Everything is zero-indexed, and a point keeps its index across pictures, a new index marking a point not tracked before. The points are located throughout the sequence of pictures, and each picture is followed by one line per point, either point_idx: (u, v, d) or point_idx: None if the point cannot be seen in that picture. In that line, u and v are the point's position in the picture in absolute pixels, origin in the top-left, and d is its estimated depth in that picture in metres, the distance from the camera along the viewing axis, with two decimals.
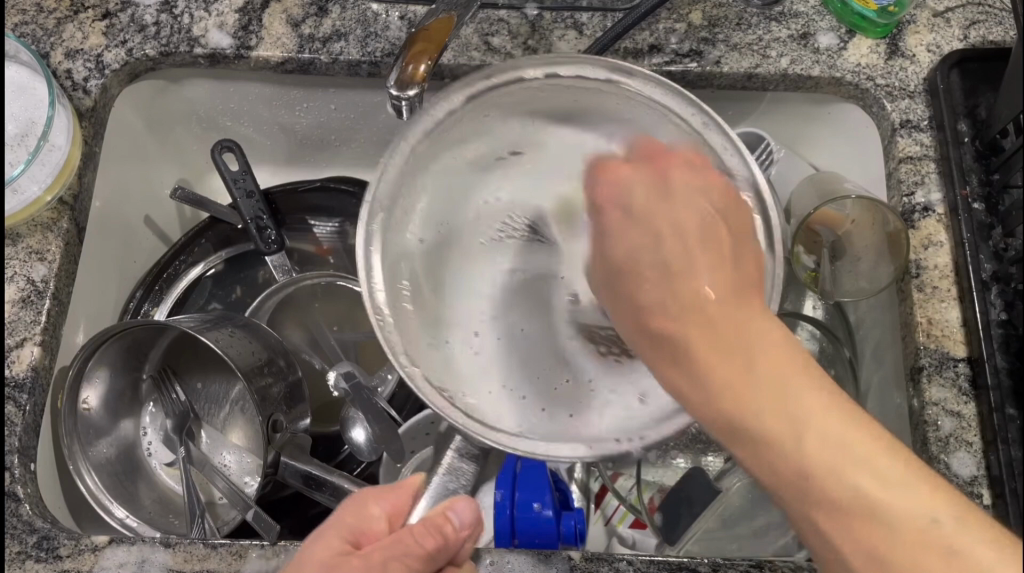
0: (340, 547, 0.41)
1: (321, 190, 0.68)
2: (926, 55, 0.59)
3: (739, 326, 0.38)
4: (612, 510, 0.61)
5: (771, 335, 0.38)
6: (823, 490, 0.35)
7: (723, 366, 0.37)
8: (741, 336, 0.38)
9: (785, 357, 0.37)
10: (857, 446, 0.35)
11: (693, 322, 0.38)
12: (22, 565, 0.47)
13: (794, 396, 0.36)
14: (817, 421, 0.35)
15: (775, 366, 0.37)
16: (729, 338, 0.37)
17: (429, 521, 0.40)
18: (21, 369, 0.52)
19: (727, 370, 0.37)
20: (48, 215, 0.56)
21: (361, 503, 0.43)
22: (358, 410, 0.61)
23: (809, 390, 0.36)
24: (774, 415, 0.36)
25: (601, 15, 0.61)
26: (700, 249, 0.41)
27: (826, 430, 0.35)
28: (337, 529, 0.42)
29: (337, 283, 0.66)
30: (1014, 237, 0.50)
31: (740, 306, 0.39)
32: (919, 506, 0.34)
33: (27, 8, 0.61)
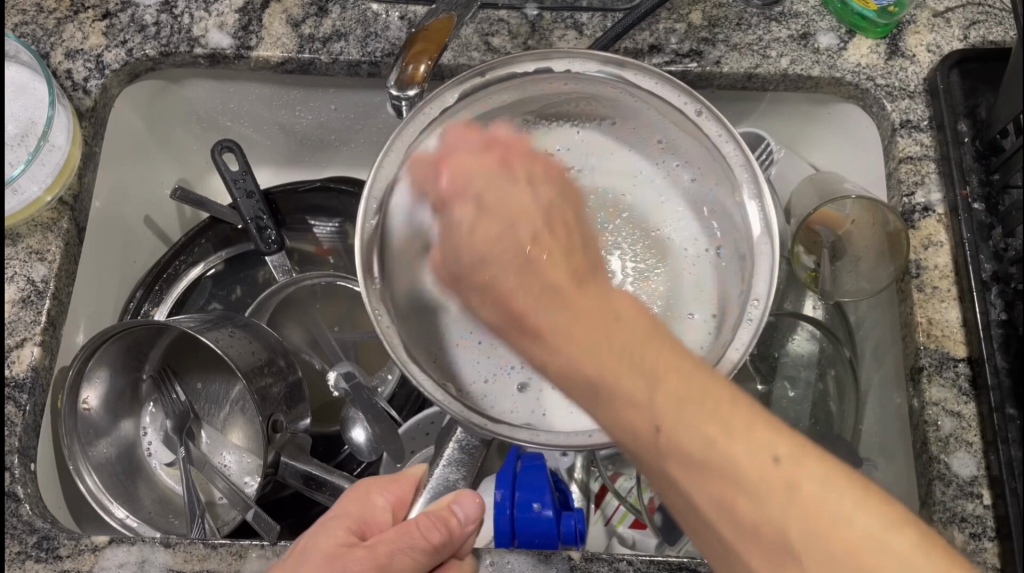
0: (347, 536, 0.42)
1: (321, 190, 0.68)
2: (926, 55, 0.59)
3: (607, 372, 0.36)
4: (611, 510, 0.60)
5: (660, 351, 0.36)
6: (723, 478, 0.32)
7: (621, 367, 0.35)
8: (647, 374, 0.35)
9: (685, 380, 0.35)
10: (746, 442, 0.32)
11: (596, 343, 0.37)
12: (22, 566, 0.47)
13: (699, 427, 0.33)
14: (707, 442, 0.33)
15: (649, 360, 0.35)
16: (605, 351, 0.36)
17: (435, 515, 0.43)
18: (21, 369, 0.52)
19: (619, 384, 0.35)
20: (48, 214, 0.56)
21: (366, 494, 0.45)
22: (357, 410, 0.61)
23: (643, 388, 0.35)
24: (664, 396, 0.34)
25: (601, 15, 0.61)
26: (561, 308, 0.38)
27: (686, 424, 0.33)
28: (342, 520, 0.43)
29: (337, 283, 0.66)
30: (1014, 237, 0.50)
31: (581, 290, 0.39)
32: (863, 516, 0.30)
33: (27, 8, 0.61)
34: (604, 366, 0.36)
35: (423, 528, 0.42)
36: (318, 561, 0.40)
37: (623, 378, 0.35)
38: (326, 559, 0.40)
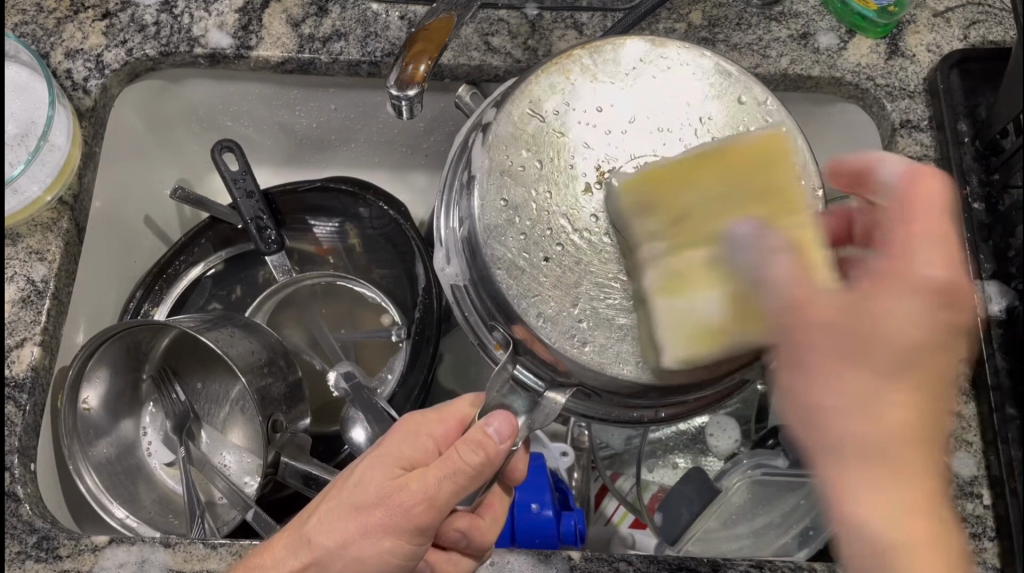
0: (396, 472, 0.41)
1: (321, 190, 0.68)
2: (926, 55, 0.59)
3: (837, 328, 0.37)
4: (611, 510, 0.61)
5: (896, 397, 0.36)
6: (923, 489, 0.35)
7: (861, 378, 0.36)
8: (897, 474, 0.35)
9: (865, 406, 0.36)
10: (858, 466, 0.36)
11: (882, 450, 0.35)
12: (21, 566, 0.47)
13: (882, 405, 0.36)
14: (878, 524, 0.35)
15: (910, 402, 0.36)
16: (861, 338, 0.36)
17: (471, 439, 0.39)
18: (21, 369, 0.52)
19: (860, 370, 0.36)
20: (48, 214, 0.56)
21: (411, 433, 0.43)
22: (357, 410, 0.60)
23: (860, 408, 0.36)
24: (863, 413, 0.36)
25: (601, 15, 0.61)
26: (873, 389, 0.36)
27: (904, 483, 0.35)
28: (384, 458, 0.42)
29: (337, 283, 0.67)
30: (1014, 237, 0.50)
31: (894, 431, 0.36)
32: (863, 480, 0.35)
33: (27, 8, 0.61)
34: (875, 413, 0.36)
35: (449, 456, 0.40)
36: (365, 522, 0.40)
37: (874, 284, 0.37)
38: (377, 503, 0.40)
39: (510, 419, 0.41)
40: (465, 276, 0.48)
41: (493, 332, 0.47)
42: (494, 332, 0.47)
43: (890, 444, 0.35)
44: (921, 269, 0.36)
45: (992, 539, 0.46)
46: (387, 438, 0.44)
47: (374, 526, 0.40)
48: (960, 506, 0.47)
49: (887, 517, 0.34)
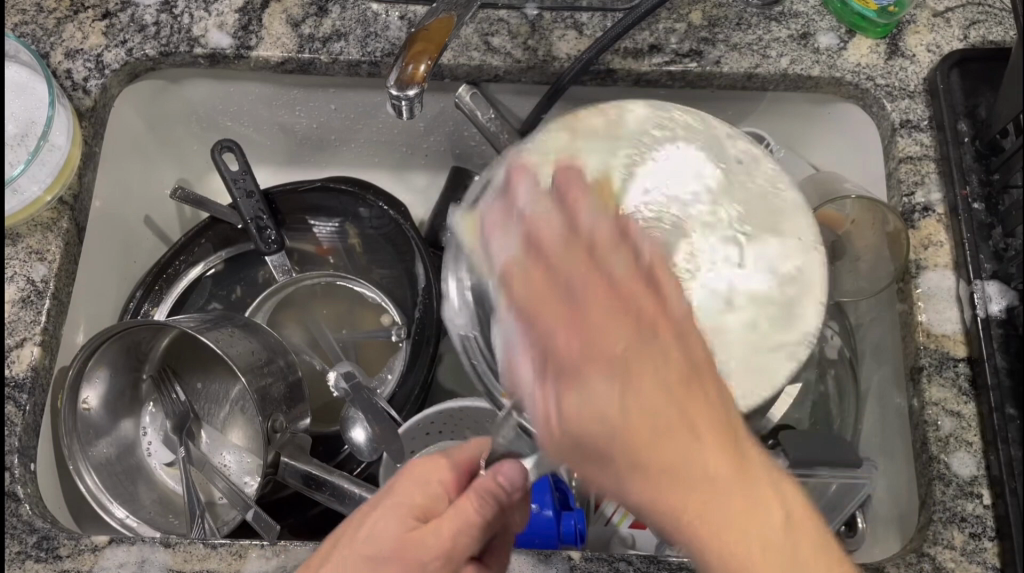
0: (410, 521, 0.40)
1: (321, 189, 0.68)
2: (926, 55, 0.59)
3: (643, 397, 0.31)
4: (611, 510, 0.59)
5: (706, 452, 0.31)
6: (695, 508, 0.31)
7: (654, 393, 0.32)
8: (702, 489, 0.31)
9: (701, 479, 0.31)
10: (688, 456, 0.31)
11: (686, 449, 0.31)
12: (21, 566, 0.47)
13: (688, 459, 0.31)
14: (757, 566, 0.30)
15: (719, 446, 0.31)
16: (630, 426, 0.31)
17: (484, 489, 0.40)
18: (21, 369, 0.52)
19: (635, 456, 0.31)
20: (48, 214, 0.56)
21: (423, 478, 0.42)
22: (357, 410, 0.60)
23: (692, 453, 0.31)
24: (644, 472, 0.31)
25: (601, 15, 0.61)
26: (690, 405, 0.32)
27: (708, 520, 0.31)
28: (396, 504, 0.41)
29: (337, 283, 0.67)
30: (1014, 237, 0.50)
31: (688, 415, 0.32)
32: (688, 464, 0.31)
33: (27, 8, 0.61)
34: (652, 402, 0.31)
35: (465, 505, 0.40)
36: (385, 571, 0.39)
37: (645, 336, 0.33)
38: (396, 554, 0.39)
39: (520, 469, 0.42)
40: (474, 328, 0.47)
41: (504, 385, 0.45)
42: (505, 386, 0.45)
43: (748, 490, 0.31)
44: (608, 264, 0.34)
45: (992, 539, 0.46)
46: (395, 484, 0.43)
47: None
48: (960, 506, 0.47)
49: (717, 551, 0.31)
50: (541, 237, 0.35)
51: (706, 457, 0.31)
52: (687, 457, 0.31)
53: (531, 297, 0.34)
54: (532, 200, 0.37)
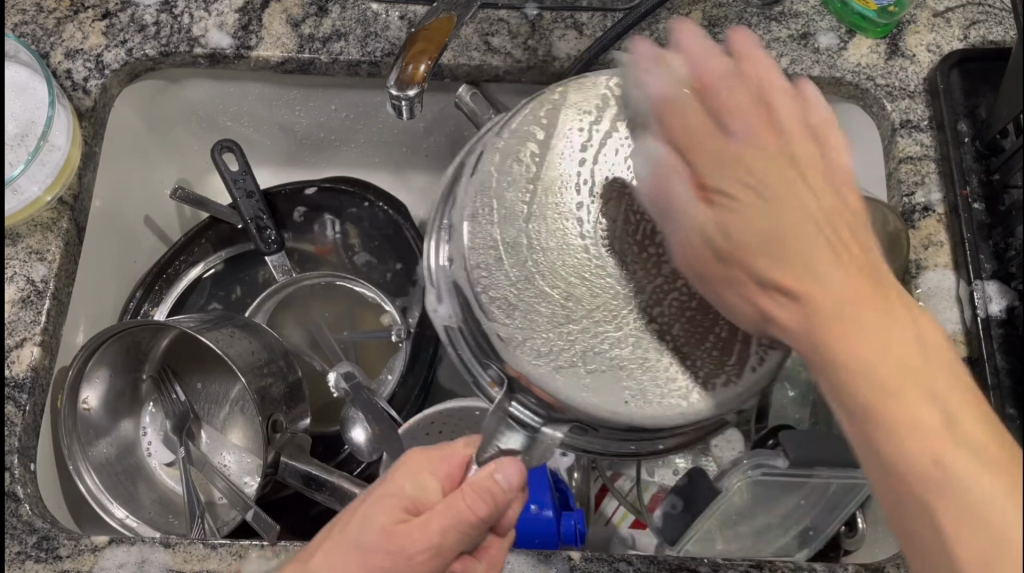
0: (398, 514, 0.40)
1: (322, 190, 0.69)
2: (926, 55, 0.59)
3: (776, 192, 0.40)
4: (611, 510, 0.61)
5: (844, 276, 0.37)
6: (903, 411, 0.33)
7: (867, 309, 0.35)
8: (909, 385, 0.33)
9: (898, 339, 0.35)
10: (871, 315, 0.35)
11: (896, 423, 0.33)
12: (22, 566, 0.47)
13: (865, 326, 0.35)
14: (925, 410, 0.33)
15: (857, 275, 0.37)
16: (787, 238, 0.38)
17: (478, 487, 0.38)
18: (21, 369, 0.52)
19: (766, 253, 0.38)
20: (48, 214, 0.56)
21: (416, 471, 0.41)
22: (358, 410, 0.60)
23: (831, 279, 0.37)
24: (795, 304, 0.37)
25: (601, 15, 0.61)
26: (843, 332, 0.35)
27: (892, 335, 0.35)
28: (388, 498, 0.41)
29: (336, 283, 0.67)
30: (1014, 237, 0.50)
31: (823, 328, 0.36)
32: (930, 401, 0.33)
33: (27, 8, 0.61)
34: (834, 303, 0.36)
35: (457, 502, 0.39)
36: (367, 565, 0.39)
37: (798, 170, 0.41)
38: (380, 547, 0.39)
39: (519, 467, 0.40)
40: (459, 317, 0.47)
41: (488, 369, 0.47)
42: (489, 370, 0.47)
43: (917, 341, 0.35)
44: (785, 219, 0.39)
45: None
46: (396, 474, 0.42)
47: (376, 570, 0.39)
48: None
49: (913, 443, 0.32)
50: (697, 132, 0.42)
51: (924, 415, 0.33)
52: (921, 424, 0.33)
53: (737, 165, 0.41)
54: (661, 84, 0.43)
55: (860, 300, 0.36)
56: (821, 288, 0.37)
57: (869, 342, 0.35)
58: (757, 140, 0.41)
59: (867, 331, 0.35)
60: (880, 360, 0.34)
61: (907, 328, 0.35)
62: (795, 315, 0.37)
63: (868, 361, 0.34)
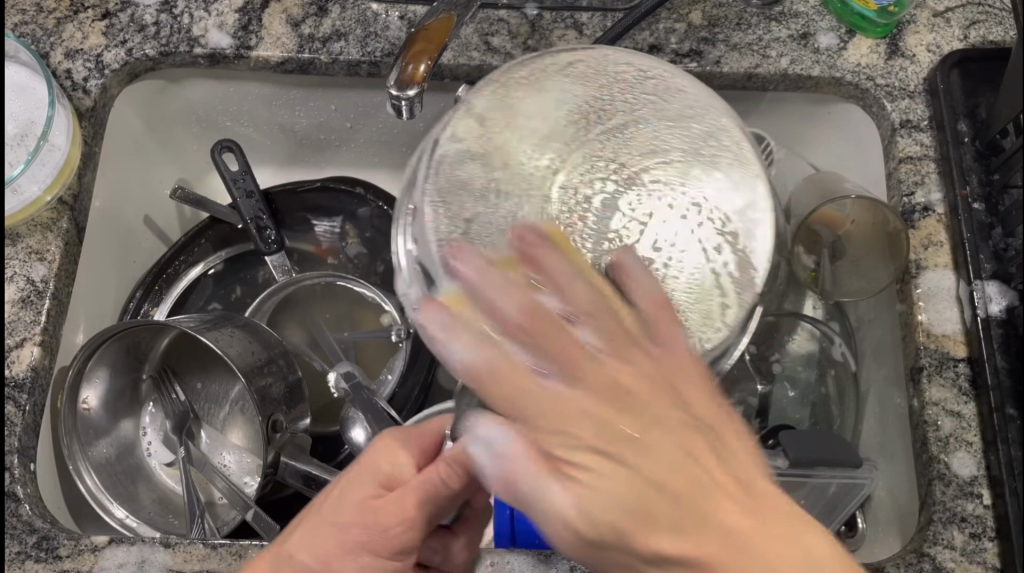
0: (373, 491, 0.44)
1: (321, 190, 0.69)
2: (926, 55, 0.59)
3: (562, 422, 0.40)
4: None
5: (684, 413, 0.41)
6: (714, 537, 0.37)
7: (655, 435, 0.40)
8: (685, 482, 0.38)
9: (678, 433, 0.40)
10: (713, 510, 0.38)
11: (653, 493, 0.38)
12: (21, 566, 0.47)
13: (644, 449, 0.39)
14: (665, 493, 0.38)
15: (686, 443, 0.40)
16: (608, 407, 0.41)
17: (448, 463, 0.42)
18: (21, 369, 0.52)
19: (593, 436, 0.39)
20: (48, 214, 0.56)
21: (390, 450, 0.45)
22: (358, 410, 0.60)
23: (656, 430, 0.40)
24: (615, 465, 0.39)
25: (601, 15, 0.61)
26: (621, 425, 0.40)
27: (653, 470, 0.39)
28: (368, 473, 0.45)
29: (337, 283, 0.67)
30: (1014, 237, 0.50)
31: (684, 460, 0.39)
32: (735, 514, 0.38)
33: (26, 8, 0.61)
34: (654, 448, 0.40)
35: (427, 477, 0.42)
36: (348, 538, 0.43)
37: (602, 355, 0.42)
38: (356, 521, 0.43)
39: None
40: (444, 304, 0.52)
41: None
42: None
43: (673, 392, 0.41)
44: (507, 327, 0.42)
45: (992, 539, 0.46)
46: (363, 461, 0.45)
47: (357, 543, 0.43)
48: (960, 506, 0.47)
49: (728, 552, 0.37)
50: (554, 348, 0.42)
51: (742, 527, 0.38)
52: (729, 522, 0.38)
53: (569, 360, 0.41)
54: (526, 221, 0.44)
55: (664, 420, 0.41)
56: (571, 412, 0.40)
57: (659, 461, 0.39)
58: (586, 355, 0.42)
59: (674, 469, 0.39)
60: (663, 512, 0.38)
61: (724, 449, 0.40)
62: (610, 466, 0.39)
63: (635, 500, 0.38)
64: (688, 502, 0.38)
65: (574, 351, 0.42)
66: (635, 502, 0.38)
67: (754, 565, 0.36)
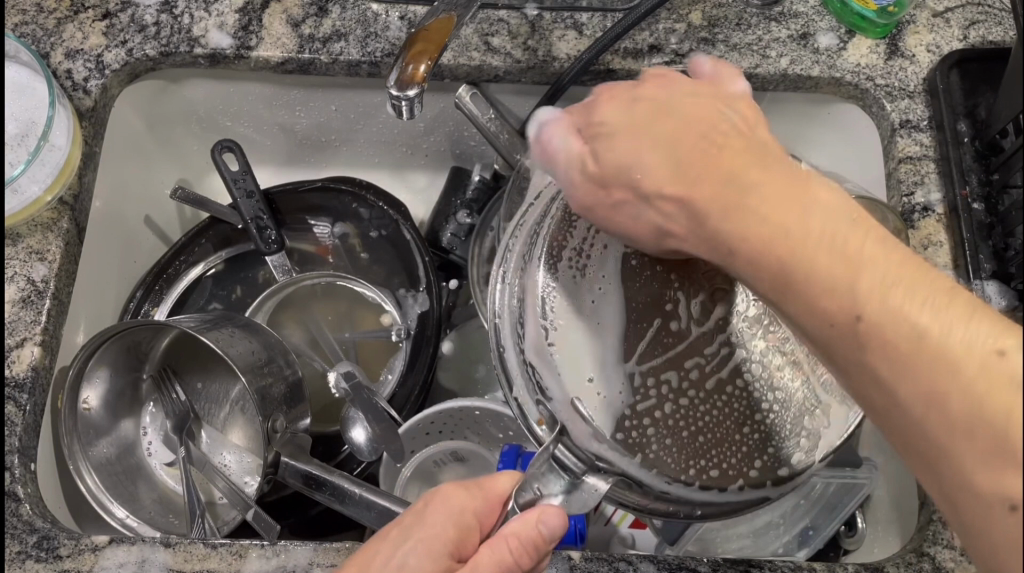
0: (443, 562, 0.40)
1: (321, 190, 0.69)
2: (926, 55, 0.59)
3: (656, 165, 0.36)
4: (611, 510, 0.59)
5: (837, 195, 0.33)
6: (875, 393, 0.30)
7: (771, 246, 0.32)
8: (896, 340, 0.29)
9: (828, 223, 0.32)
10: (915, 313, 0.29)
11: (892, 350, 0.29)
12: (21, 566, 0.47)
13: (815, 212, 0.32)
14: (834, 278, 0.31)
15: (789, 188, 0.33)
16: (678, 138, 0.36)
17: (521, 536, 0.39)
18: (21, 369, 0.52)
19: (670, 178, 0.36)
20: (48, 214, 0.56)
21: (452, 506, 0.42)
22: (357, 410, 0.60)
23: (826, 235, 0.32)
24: (784, 259, 0.32)
25: (601, 15, 0.61)
26: (787, 202, 0.33)
27: (771, 207, 0.33)
28: (434, 539, 0.40)
29: (337, 282, 0.67)
30: (1014, 237, 0.50)
31: (893, 283, 0.30)
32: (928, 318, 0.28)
33: (27, 8, 0.61)
34: (745, 231, 0.33)
35: (496, 546, 0.39)
36: None
37: (665, 134, 0.37)
38: None
39: (561, 515, 0.39)
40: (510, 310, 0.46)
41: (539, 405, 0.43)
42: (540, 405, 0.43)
43: (829, 225, 0.32)
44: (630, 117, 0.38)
45: None
46: (426, 512, 0.42)
47: None
48: None
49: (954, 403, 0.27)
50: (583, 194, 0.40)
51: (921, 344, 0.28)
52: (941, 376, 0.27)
53: (608, 137, 0.38)
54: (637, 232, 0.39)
55: (733, 214, 0.34)
56: (614, 158, 0.38)
57: (868, 251, 0.31)
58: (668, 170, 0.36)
59: (794, 218, 0.32)
60: (845, 294, 0.30)
61: (915, 297, 0.29)
62: (727, 210, 0.34)
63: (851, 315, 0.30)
64: (868, 387, 0.30)
65: (577, 153, 0.40)
66: (771, 283, 0.33)
67: (934, 416, 0.28)
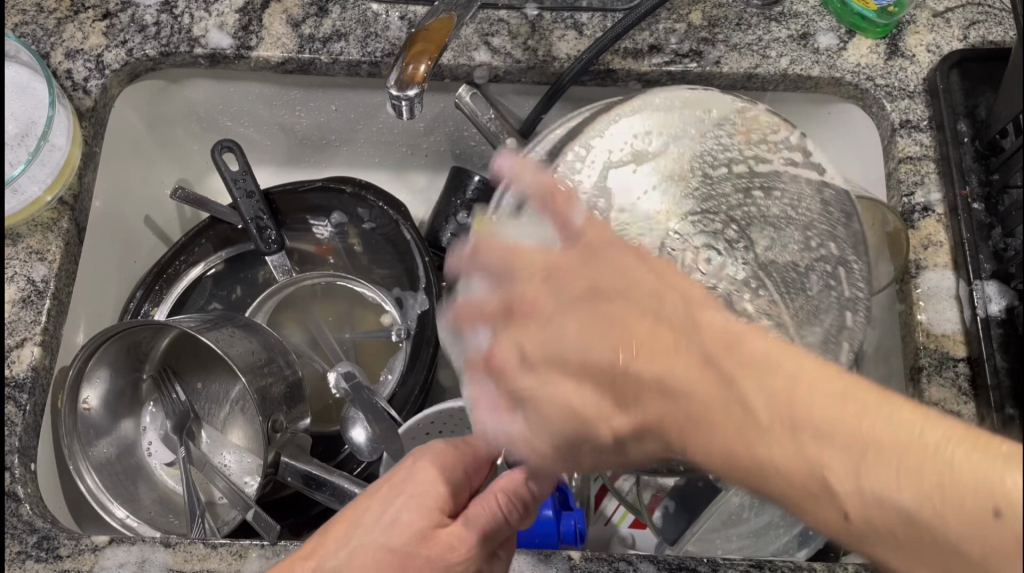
0: (436, 517, 0.41)
1: (322, 190, 0.69)
2: (926, 55, 0.59)
3: (538, 298, 0.38)
4: (611, 510, 0.60)
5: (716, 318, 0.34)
6: (828, 511, 0.29)
7: (695, 387, 0.32)
8: (834, 442, 0.28)
9: (698, 341, 0.33)
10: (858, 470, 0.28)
11: (824, 438, 0.29)
12: (21, 566, 0.47)
13: (727, 396, 0.31)
14: (764, 446, 0.30)
15: (668, 358, 0.33)
16: (561, 266, 0.39)
17: (512, 491, 0.42)
18: (21, 369, 0.52)
19: (580, 378, 0.36)
20: (48, 214, 0.56)
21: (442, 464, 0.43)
22: (357, 410, 0.60)
23: (746, 410, 0.31)
24: (679, 361, 0.33)
25: (601, 15, 0.61)
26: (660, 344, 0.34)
27: (711, 412, 0.31)
28: (427, 493, 0.41)
29: (337, 283, 0.67)
30: (1014, 237, 0.50)
31: (796, 429, 0.29)
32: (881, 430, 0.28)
33: (27, 8, 0.61)
34: (655, 362, 0.33)
35: (486, 501, 0.41)
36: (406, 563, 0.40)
37: (592, 286, 0.37)
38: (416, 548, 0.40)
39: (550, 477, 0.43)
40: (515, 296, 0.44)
41: None
42: None
43: (709, 349, 0.32)
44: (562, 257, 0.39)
45: None
46: (416, 467, 0.43)
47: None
48: None
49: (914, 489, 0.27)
50: (487, 313, 0.40)
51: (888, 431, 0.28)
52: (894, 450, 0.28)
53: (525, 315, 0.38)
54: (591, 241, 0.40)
55: (673, 350, 0.33)
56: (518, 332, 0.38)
57: (749, 398, 0.31)
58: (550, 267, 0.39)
59: (670, 358, 0.33)
60: (790, 465, 0.29)
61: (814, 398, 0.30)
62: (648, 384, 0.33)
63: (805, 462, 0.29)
64: (797, 487, 0.30)
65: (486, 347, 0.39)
66: (710, 460, 0.32)
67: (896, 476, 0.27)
